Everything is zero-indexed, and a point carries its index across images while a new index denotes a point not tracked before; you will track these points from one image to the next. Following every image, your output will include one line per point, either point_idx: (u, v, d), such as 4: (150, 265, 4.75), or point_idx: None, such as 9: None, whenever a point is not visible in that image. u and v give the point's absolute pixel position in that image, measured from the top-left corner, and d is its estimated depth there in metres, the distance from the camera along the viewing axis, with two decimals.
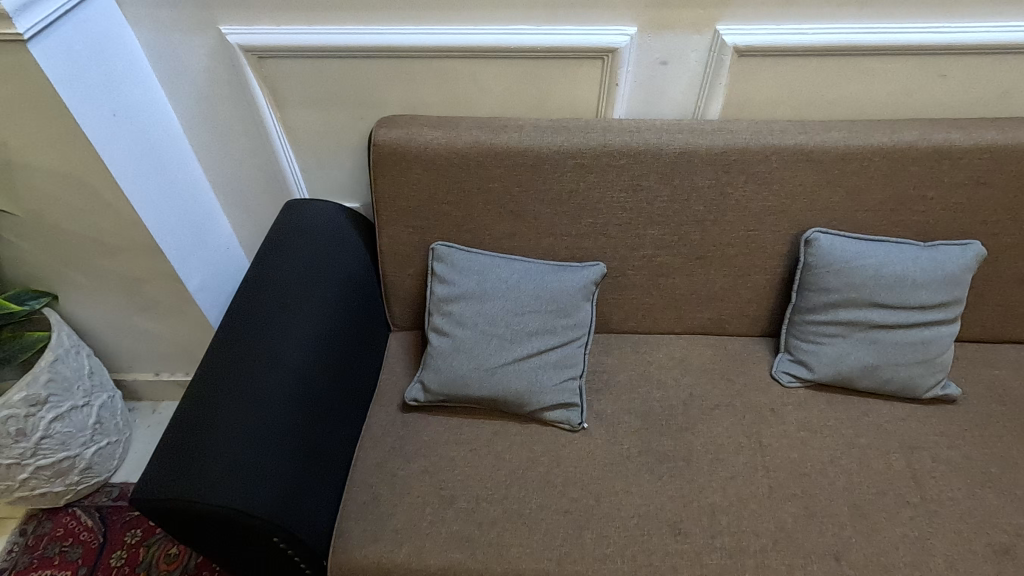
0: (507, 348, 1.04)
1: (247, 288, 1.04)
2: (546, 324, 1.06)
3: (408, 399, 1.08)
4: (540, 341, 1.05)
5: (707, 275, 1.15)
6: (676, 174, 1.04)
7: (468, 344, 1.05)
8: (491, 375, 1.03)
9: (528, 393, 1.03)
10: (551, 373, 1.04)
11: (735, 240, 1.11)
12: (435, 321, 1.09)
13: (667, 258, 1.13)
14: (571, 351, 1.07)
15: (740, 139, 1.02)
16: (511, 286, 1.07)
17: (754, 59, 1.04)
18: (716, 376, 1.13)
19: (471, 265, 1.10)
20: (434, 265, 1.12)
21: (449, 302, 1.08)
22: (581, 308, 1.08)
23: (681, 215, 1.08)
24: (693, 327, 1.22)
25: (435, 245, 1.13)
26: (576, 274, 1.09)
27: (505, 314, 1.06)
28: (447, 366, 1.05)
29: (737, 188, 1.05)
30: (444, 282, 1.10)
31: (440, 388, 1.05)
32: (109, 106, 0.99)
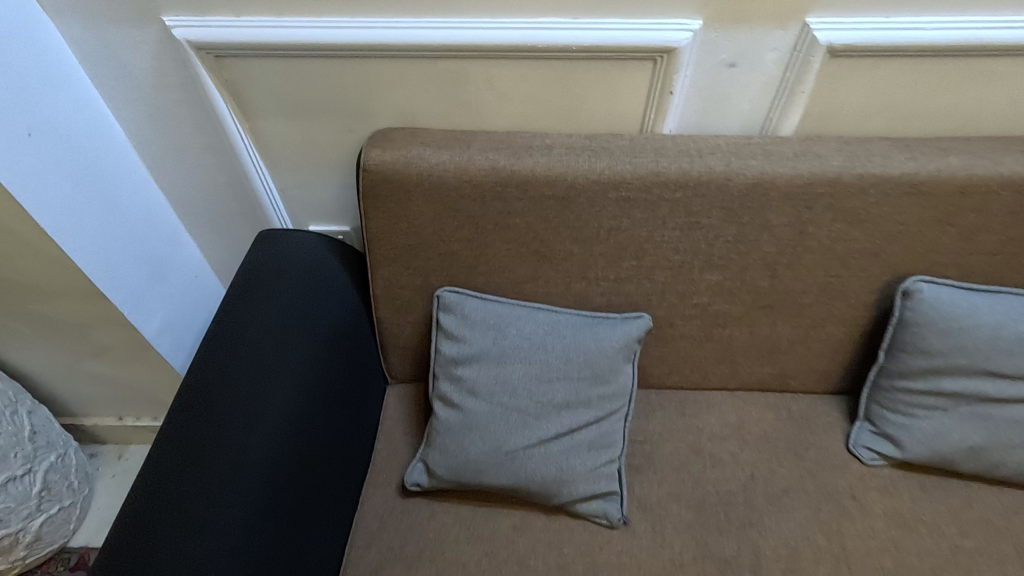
0: (532, 425, 0.85)
1: (207, 350, 0.83)
2: (579, 395, 0.86)
3: (409, 482, 0.89)
4: (571, 416, 0.86)
5: (773, 326, 0.94)
6: (745, 210, 0.82)
7: (484, 421, 0.85)
8: (510, 461, 0.84)
9: (557, 482, 0.84)
10: (584, 456, 0.85)
11: (811, 287, 0.89)
12: (442, 387, 0.90)
13: (725, 307, 0.92)
14: (609, 427, 0.87)
15: (831, 167, 0.79)
16: (536, 347, 0.87)
17: (849, 60, 0.81)
18: (781, 449, 0.94)
19: (485, 318, 0.89)
20: (440, 316, 0.92)
21: (459, 365, 0.89)
22: (622, 373, 0.88)
23: (747, 257, 0.87)
24: (749, 383, 1.01)
25: (441, 291, 0.92)
26: (616, 330, 0.88)
27: (529, 383, 0.86)
28: (457, 448, 0.86)
29: (820, 228, 0.83)
30: (453, 339, 0.90)
31: (449, 474, 0.86)
32: (22, 125, 0.77)
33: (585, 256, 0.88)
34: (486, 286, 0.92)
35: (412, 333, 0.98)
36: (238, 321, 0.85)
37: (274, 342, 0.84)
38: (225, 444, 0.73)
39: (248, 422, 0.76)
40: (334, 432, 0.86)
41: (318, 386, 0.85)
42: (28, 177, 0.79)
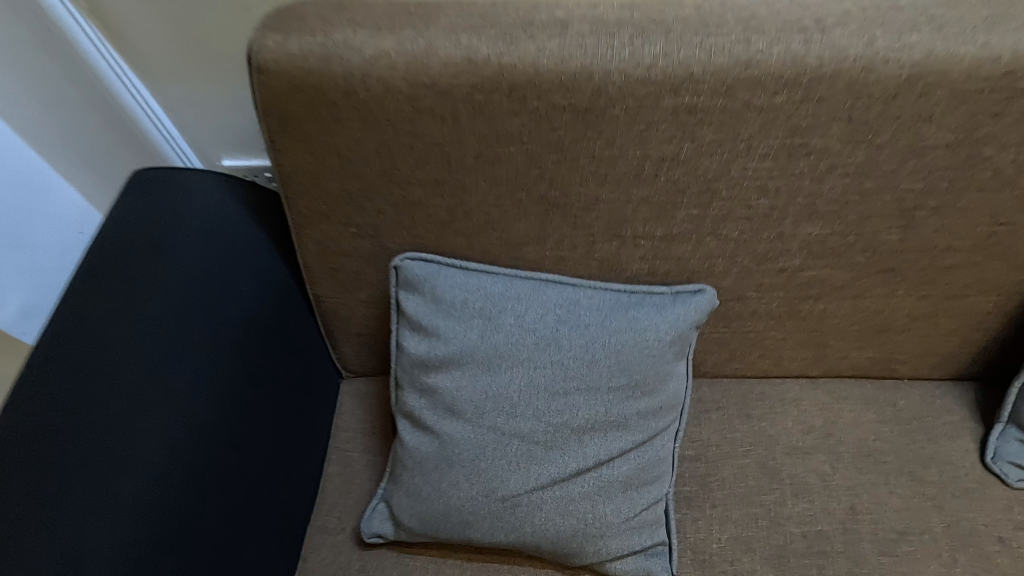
0: (540, 459, 0.57)
1: (32, 367, 0.52)
2: (610, 413, 0.58)
3: (368, 530, 0.63)
4: (598, 444, 0.58)
5: (888, 297, 0.64)
6: (885, 123, 0.50)
7: (468, 454, 0.58)
8: (510, 511, 0.58)
9: (578, 539, 0.58)
10: (618, 500, 0.58)
11: (961, 242, 0.59)
12: (407, 401, 0.62)
13: (824, 272, 0.62)
14: (653, 455, 0.60)
15: None
16: (544, 344, 0.58)
17: None
18: (888, 466, 0.67)
19: (467, 301, 0.59)
20: (400, 297, 0.62)
21: (430, 370, 0.60)
22: (671, 377, 0.60)
23: (872, 199, 0.55)
24: (839, 369, 0.73)
25: (400, 259, 0.62)
26: (664, 314, 0.59)
27: (535, 399, 0.57)
28: (432, 491, 0.59)
29: (1004, 148, 0.51)
30: (421, 332, 0.61)
31: (422, 525, 0.60)
32: None
33: (617, 201, 0.57)
34: (469, 251, 0.62)
35: (368, 314, 0.69)
36: (83, 316, 0.55)
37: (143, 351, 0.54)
38: (55, 531, 0.46)
39: (100, 494, 0.48)
40: (253, 472, 0.59)
41: (220, 411, 0.56)
42: None
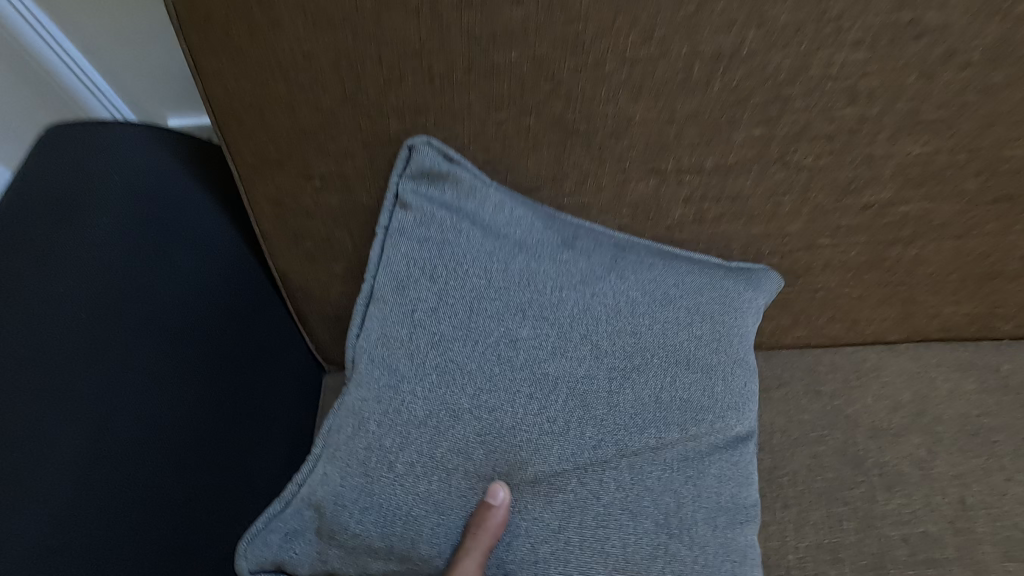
0: (602, 424, 0.43)
1: None
2: (694, 368, 0.46)
3: (259, 557, 0.44)
4: (683, 420, 0.44)
5: (1000, 235, 0.51)
6: None
7: (488, 401, 0.43)
8: (531, 501, 0.42)
9: (650, 558, 0.41)
10: (711, 516, 0.43)
11: None
12: (382, 321, 0.45)
13: (922, 206, 0.48)
14: (745, 458, 0.46)
15: None
16: (603, 276, 0.47)
17: None
18: (997, 447, 0.54)
19: (491, 207, 0.46)
20: (403, 187, 0.45)
21: (433, 276, 0.45)
22: (749, 356, 0.49)
23: (998, 100, 0.41)
24: (926, 330, 0.60)
25: (416, 141, 0.44)
26: (722, 282, 0.50)
27: (594, 335, 0.45)
28: (419, 460, 0.42)
29: None
30: (427, 224, 0.45)
31: (378, 527, 0.42)
32: None
33: (657, 120, 0.43)
34: None
35: (346, 292, 0.56)
36: None
37: (102, 328, 0.44)
38: None
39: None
40: (200, 500, 0.47)
41: (210, 408, 0.49)
42: None
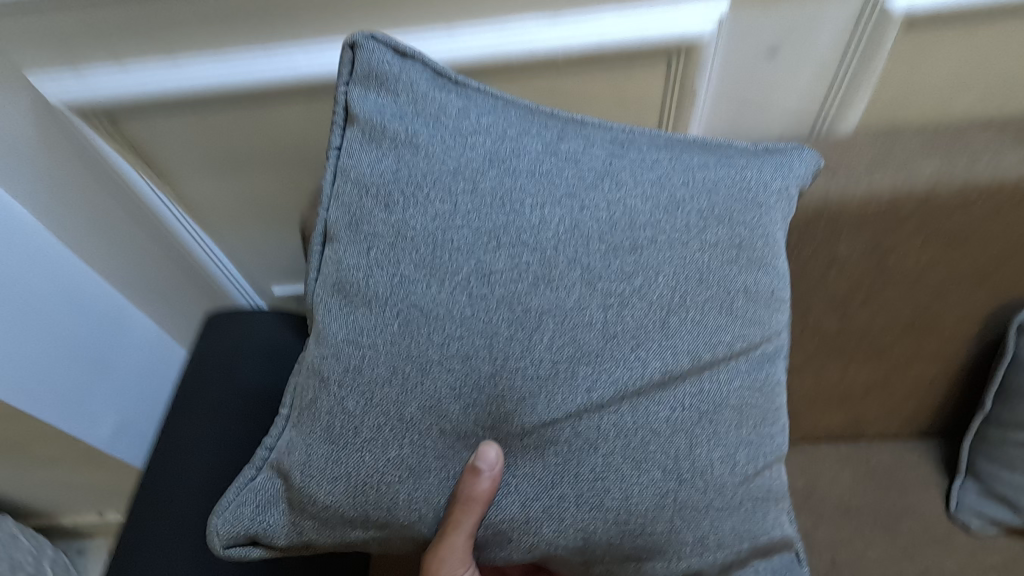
0: (593, 359, 0.44)
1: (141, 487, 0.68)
2: (707, 282, 0.46)
3: (229, 530, 0.47)
4: (695, 328, 0.46)
5: (843, 372, 0.75)
6: (804, 247, 0.63)
7: (459, 349, 0.44)
8: (520, 458, 0.46)
9: (663, 508, 0.46)
10: (721, 435, 0.47)
11: (891, 326, 0.70)
12: (342, 257, 0.46)
13: (783, 356, 0.73)
14: (771, 377, 0.50)
15: (918, 180, 0.59)
16: (597, 181, 0.46)
17: (936, 31, 0.59)
18: (864, 521, 0.76)
19: (455, 112, 0.47)
20: (352, 95, 0.48)
21: (389, 206, 0.45)
22: (780, 256, 0.50)
23: (808, 297, 0.67)
24: (814, 433, 0.82)
25: (364, 39, 0.47)
26: (772, 168, 0.51)
27: (577, 220, 0.45)
28: (386, 423, 0.44)
29: (905, 257, 0.64)
30: (382, 146, 0.46)
31: (349, 493, 0.45)
32: None
33: None
34: None
35: None
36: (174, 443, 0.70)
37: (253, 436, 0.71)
38: None
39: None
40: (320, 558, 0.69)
41: None
42: None
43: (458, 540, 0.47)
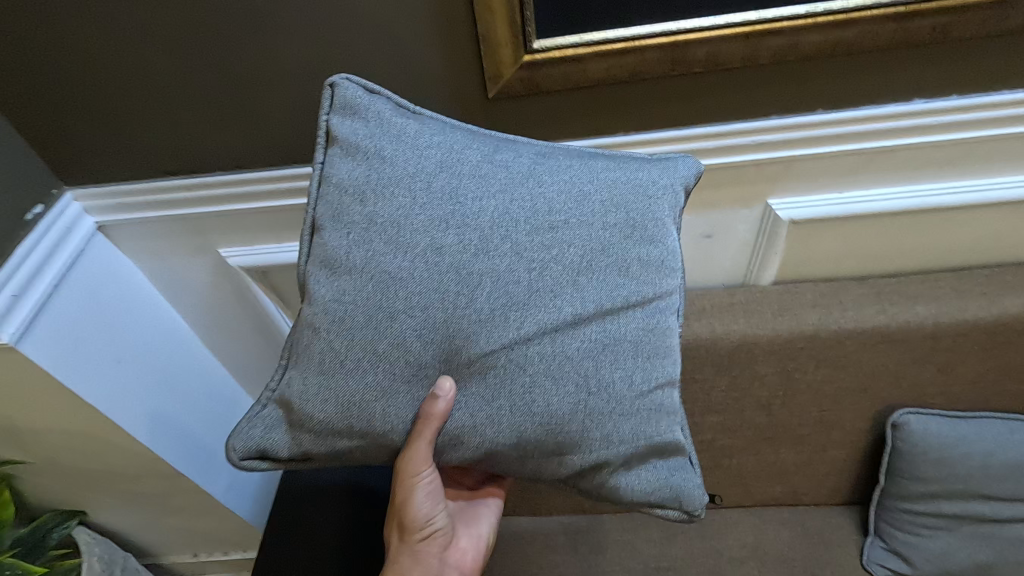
0: (521, 307, 0.59)
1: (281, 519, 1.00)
2: (607, 254, 0.61)
3: (247, 444, 0.64)
4: (597, 287, 0.60)
5: (777, 453, 1.01)
6: (735, 365, 0.92)
7: (420, 302, 0.59)
8: (468, 382, 0.60)
9: (576, 414, 0.60)
10: (619, 363, 0.60)
11: (807, 421, 0.97)
12: (328, 241, 0.61)
13: (731, 441, 0.99)
14: (662, 323, 0.62)
15: (807, 324, 0.89)
16: (520, 180, 0.61)
17: (815, 227, 0.90)
18: (800, 569, 0.99)
19: (412, 132, 0.62)
20: (332, 120, 0.63)
21: (364, 200, 0.60)
22: (666, 232, 0.63)
23: (743, 401, 0.95)
24: (763, 500, 1.07)
25: (341, 80, 0.63)
26: (662, 170, 0.65)
27: (507, 208, 0.60)
28: (364, 356, 0.60)
29: (807, 373, 0.92)
30: (356, 158, 0.61)
31: (337, 412, 0.60)
32: (113, 353, 0.90)
33: None
34: None
35: None
36: None
37: None
38: None
39: None
40: None
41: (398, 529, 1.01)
42: (120, 399, 0.91)
43: (421, 446, 0.61)
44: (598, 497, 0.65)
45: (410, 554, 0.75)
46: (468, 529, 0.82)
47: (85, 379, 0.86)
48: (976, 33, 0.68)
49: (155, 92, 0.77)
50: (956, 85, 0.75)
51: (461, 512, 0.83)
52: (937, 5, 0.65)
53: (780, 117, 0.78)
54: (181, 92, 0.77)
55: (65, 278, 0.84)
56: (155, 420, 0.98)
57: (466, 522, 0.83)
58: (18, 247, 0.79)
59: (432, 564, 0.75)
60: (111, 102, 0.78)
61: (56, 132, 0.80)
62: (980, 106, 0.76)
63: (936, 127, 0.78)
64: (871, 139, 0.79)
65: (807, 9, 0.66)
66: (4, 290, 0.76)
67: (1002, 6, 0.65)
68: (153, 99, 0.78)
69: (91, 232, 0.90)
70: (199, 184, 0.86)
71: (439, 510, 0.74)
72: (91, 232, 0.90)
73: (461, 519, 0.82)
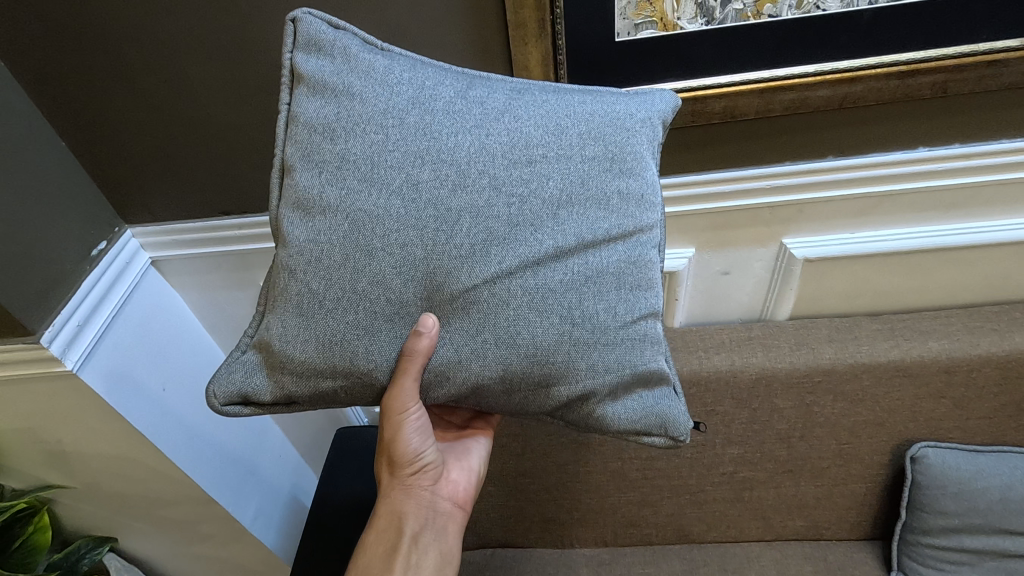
0: (502, 242, 0.55)
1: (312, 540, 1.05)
2: (588, 186, 0.57)
3: (227, 390, 0.59)
4: (579, 219, 0.57)
5: (798, 486, 1.02)
6: (754, 398, 0.95)
7: (398, 238, 0.55)
8: (450, 320, 0.57)
9: (562, 345, 0.56)
10: (602, 294, 0.57)
11: (826, 453, 0.99)
12: (298, 182, 0.56)
13: (752, 473, 1.01)
14: (645, 258, 0.59)
15: (823, 359, 0.92)
16: (497, 114, 0.58)
17: (829, 266, 0.95)
18: None
19: (381, 68, 0.58)
20: (296, 59, 0.58)
21: (333, 138, 0.56)
22: (648, 163, 0.59)
23: (763, 433, 0.98)
24: (785, 534, 1.07)
25: (300, 14, 0.58)
26: (644, 103, 0.62)
27: (483, 143, 0.56)
28: (342, 296, 0.56)
29: (825, 406, 0.95)
30: (324, 96, 0.57)
31: (319, 352, 0.56)
32: (158, 381, 0.95)
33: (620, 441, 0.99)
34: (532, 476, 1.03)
35: None
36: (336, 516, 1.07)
37: None
38: None
39: None
40: None
41: None
42: (163, 425, 0.95)
43: (406, 383, 0.57)
44: (585, 427, 0.62)
45: (401, 487, 0.71)
46: (459, 462, 0.78)
47: (130, 402, 0.89)
48: (974, 88, 0.73)
49: (214, 140, 0.84)
50: (957, 135, 0.80)
51: (450, 445, 0.79)
52: (935, 64, 0.71)
53: (793, 163, 0.83)
54: (237, 140, 0.84)
55: (121, 311, 0.90)
56: (193, 446, 1.02)
57: (456, 455, 0.78)
58: (85, 280, 0.84)
59: (424, 497, 0.72)
60: (174, 149, 0.85)
61: (123, 175, 0.87)
62: (981, 154, 0.81)
63: (941, 171, 0.83)
64: (879, 183, 0.85)
65: (815, 68, 0.72)
66: (71, 319, 0.81)
67: (996, 64, 0.71)
68: (212, 146, 0.84)
69: (145, 266, 0.96)
70: (249, 224, 0.92)
71: (427, 443, 0.70)
72: (145, 266, 0.96)
73: (451, 454, 0.78)
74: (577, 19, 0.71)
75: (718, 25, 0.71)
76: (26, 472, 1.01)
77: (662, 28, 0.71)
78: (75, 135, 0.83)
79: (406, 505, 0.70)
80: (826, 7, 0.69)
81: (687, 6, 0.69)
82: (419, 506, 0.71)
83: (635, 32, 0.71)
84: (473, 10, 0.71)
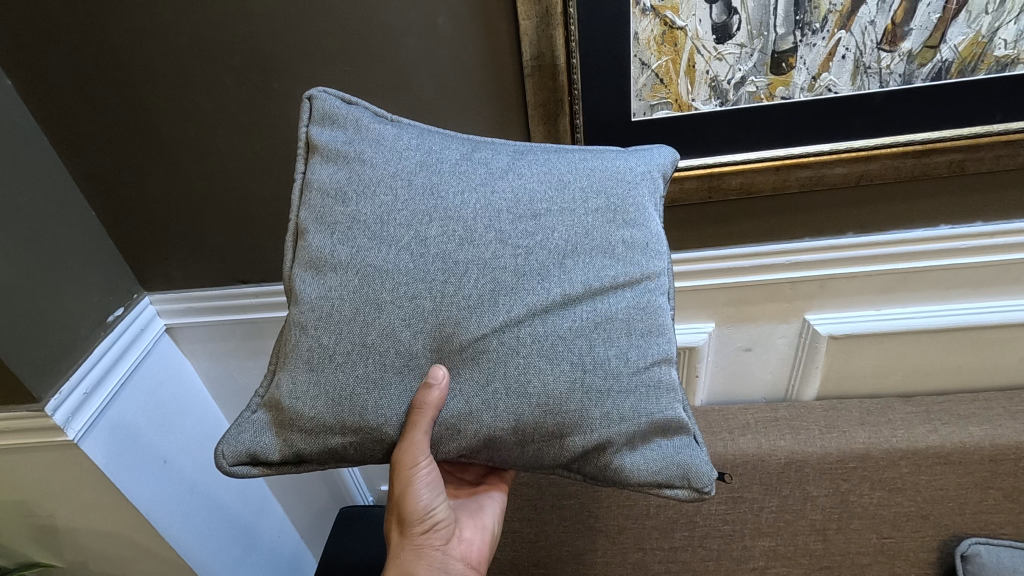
0: (511, 292, 0.54)
1: None
2: (594, 236, 0.56)
3: (236, 451, 0.56)
4: (586, 267, 0.56)
5: None
6: (784, 484, 0.89)
7: (408, 292, 0.54)
8: (460, 375, 0.55)
9: (574, 393, 0.54)
10: (613, 341, 0.55)
11: (866, 548, 0.91)
12: (311, 242, 0.57)
13: (786, 570, 0.93)
14: (654, 305, 0.57)
15: (857, 442, 0.87)
16: (502, 173, 0.58)
17: (855, 343, 0.91)
18: None
19: (389, 136, 0.59)
20: (311, 131, 0.60)
21: (345, 200, 0.57)
22: (652, 213, 0.59)
23: (796, 524, 0.91)
24: None
25: (315, 91, 0.61)
26: (647, 158, 0.62)
27: (488, 199, 0.56)
28: (352, 350, 0.54)
29: (862, 495, 0.88)
30: (336, 162, 0.58)
31: (329, 408, 0.54)
32: (160, 453, 0.92)
33: (640, 530, 0.92)
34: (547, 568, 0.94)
35: None
36: None
37: None
38: None
39: None
40: None
41: None
42: (161, 500, 0.91)
43: (416, 438, 0.54)
44: (604, 481, 0.58)
45: (412, 548, 0.65)
46: (472, 520, 0.73)
47: (127, 475, 0.86)
48: (991, 167, 0.74)
49: (236, 209, 0.86)
50: (980, 213, 0.80)
51: (462, 503, 0.74)
52: (950, 144, 0.72)
53: (812, 239, 0.83)
54: (260, 211, 0.86)
55: (129, 379, 0.88)
56: (189, 524, 0.96)
57: (469, 513, 0.73)
58: (98, 346, 0.84)
59: (437, 558, 0.65)
60: (198, 219, 0.87)
61: (146, 243, 0.89)
62: (1008, 232, 0.80)
63: (966, 249, 0.81)
64: (903, 260, 0.83)
65: (831, 147, 0.74)
66: (78, 387, 0.79)
67: (1013, 144, 0.71)
68: (234, 215, 0.86)
69: (158, 333, 0.96)
70: (266, 292, 0.93)
71: (440, 500, 0.65)
72: (158, 334, 0.96)
73: (464, 511, 0.73)
74: (594, 99, 0.73)
75: (732, 106, 0.73)
76: (14, 550, 0.96)
77: (677, 109, 0.73)
78: (108, 207, 0.86)
79: (418, 567, 0.64)
80: (838, 90, 0.70)
81: (701, 88, 0.72)
82: (432, 568, 0.64)
83: (650, 112, 0.74)
84: (493, 91, 0.74)
